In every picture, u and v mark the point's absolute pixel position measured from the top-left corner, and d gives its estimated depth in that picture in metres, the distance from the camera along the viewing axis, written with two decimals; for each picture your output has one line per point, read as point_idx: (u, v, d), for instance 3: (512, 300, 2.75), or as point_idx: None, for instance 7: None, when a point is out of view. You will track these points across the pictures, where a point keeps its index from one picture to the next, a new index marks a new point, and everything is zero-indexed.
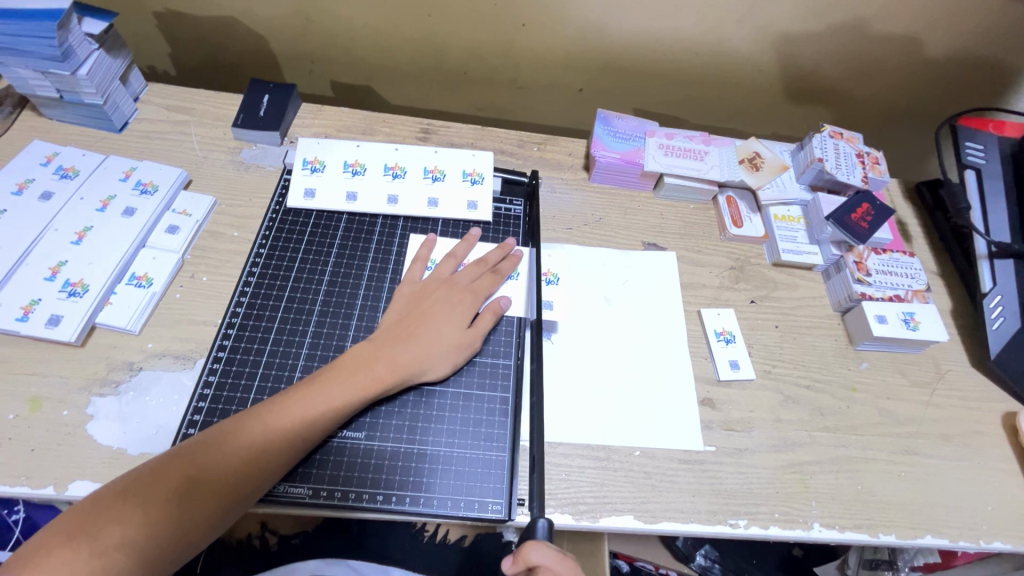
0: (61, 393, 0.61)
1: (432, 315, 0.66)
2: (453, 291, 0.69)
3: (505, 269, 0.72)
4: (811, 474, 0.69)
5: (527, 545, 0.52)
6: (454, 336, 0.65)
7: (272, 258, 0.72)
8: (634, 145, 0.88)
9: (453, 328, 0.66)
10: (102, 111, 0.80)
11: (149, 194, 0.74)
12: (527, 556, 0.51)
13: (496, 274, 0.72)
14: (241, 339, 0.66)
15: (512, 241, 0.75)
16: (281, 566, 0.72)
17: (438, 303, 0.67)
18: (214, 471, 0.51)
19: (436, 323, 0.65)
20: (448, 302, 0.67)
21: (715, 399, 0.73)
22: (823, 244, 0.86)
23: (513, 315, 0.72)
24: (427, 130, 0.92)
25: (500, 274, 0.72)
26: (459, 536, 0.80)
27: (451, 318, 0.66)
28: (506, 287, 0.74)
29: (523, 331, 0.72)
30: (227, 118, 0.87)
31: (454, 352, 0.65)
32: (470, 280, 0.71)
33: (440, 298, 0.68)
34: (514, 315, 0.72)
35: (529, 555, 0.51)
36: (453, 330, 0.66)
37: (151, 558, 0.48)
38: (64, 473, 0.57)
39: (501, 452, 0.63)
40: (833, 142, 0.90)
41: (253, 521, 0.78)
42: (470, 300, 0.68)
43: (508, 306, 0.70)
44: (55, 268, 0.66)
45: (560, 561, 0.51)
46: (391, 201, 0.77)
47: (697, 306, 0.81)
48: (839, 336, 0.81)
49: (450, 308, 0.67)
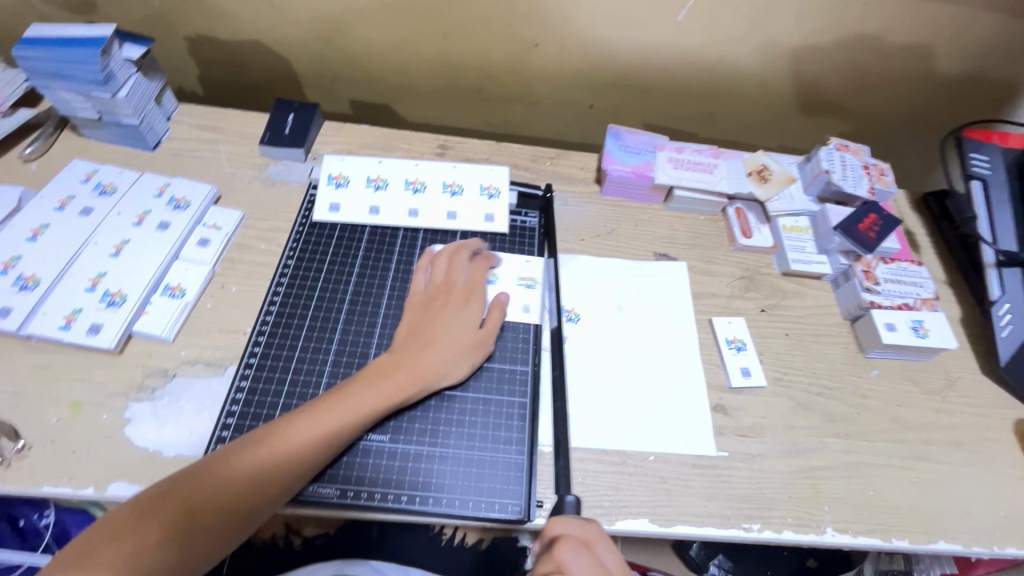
0: (101, 397, 0.65)
1: (442, 318, 0.68)
2: (459, 294, 0.71)
3: (514, 275, 0.75)
4: (823, 480, 0.70)
5: (549, 521, 0.57)
6: (467, 340, 0.67)
7: (300, 268, 0.75)
8: (645, 159, 0.91)
9: (467, 332, 0.68)
10: (138, 131, 0.84)
11: (182, 209, 0.78)
12: (552, 528, 0.56)
13: (492, 269, 0.74)
14: (270, 345, 0.69)
15: (518, 249, 0.78)
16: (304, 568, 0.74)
17: (446, 306, 0.69)
18: (242, 479, 0.53)
19: (446, 326, 0.67)
20: (461, 308, 0.70)
21: (727, 405, 0.75)
22: (832, 254, 0.88)
23: (528, 323, 0.75)
24: (444, 146, 0.95)
25: (498, 269, 0.74)
26: (476, 539, 0.81)
27: (460, 320, 0.68)
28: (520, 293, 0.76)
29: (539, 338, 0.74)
30: (254, 136, 0.92)
31: (467, 355, 0.67)
32: (471, 279, 0.73)
33: (453, 304, 0.70)
34: (529, 323, 0.74)
35: (553, 526, 0.56)
36: (464, 332, 0.68)
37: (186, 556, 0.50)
38: (104, 474, 0.60)
39: (519, 454, 0.65)
40: (840, 154, 0.92)
41: (278, 522, 0.80)
42: (475, 299, 0.71)
43: (509, 301, 0.73)
44: (95, 279, 0.70)
45: (582, 527, 0.56)
46: (411, 213, 0.81)
47: (708, 315, 0.83)
48: (849, 344, 0.83)
49: (457, 309, 0.69)
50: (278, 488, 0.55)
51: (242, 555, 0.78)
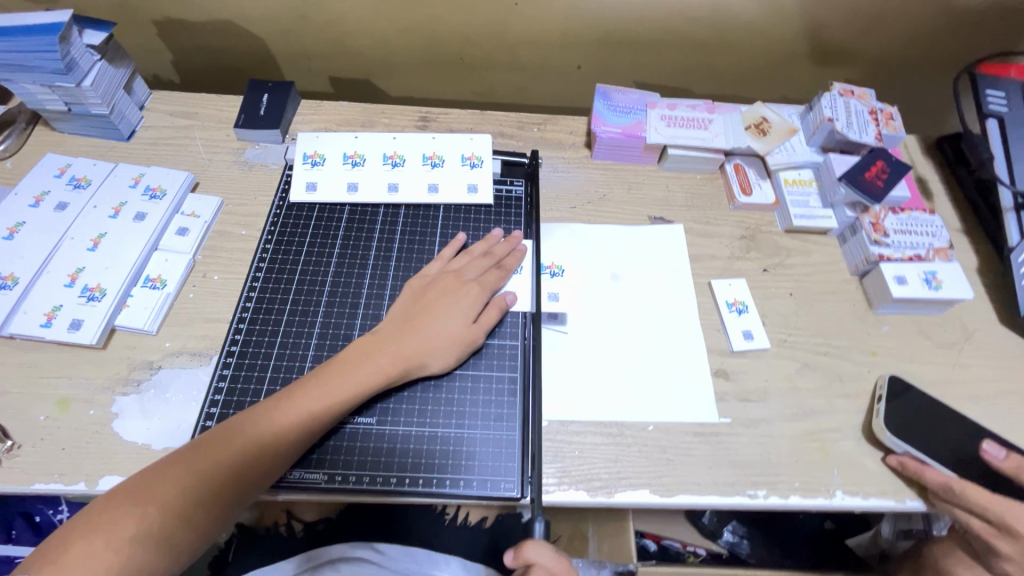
0: (87, 393, 0.64)
1: (438, 306, 0.65)
2: (457, 283, 0.68)
3: (511, 264, 0.71)
4: (832, 442, 0.67)
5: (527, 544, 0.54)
6: (457, 329, 0.64)
7: (279, 252, 0.73)
8: (635, 118, 0.87)
9: (457, 321, 0.65)
10: (109, 121, 0.82)
11: (158, 198, 0.76)
12: (527, 556, 0.53)
13: (503, 268, 0.71)
14: (252, 332, 0.67)
15: (520, 234, 0.74)
16: (308, 551, 0.74)
17: (443, 296, 0.66)
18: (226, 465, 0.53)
19: (440, 316, 0.65)
20: (453, 294, 0.66)
21: (729, 370, 0.72)
22: (838, 207, 0.83)
23: (519, 310, 0.71)
24: (425, 118, 0.92)
25: (507, 269, 0.71)
26: (481, 517, 0.81)
27: (457, 311, 0.65)
28: (513, 282, 0.72)
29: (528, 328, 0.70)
30: (230, 120, 0.89)
31: (456, 346, 0.64)
32: (477, 274, 0.69)
33: (444, 291, 0.67)
34: (520, 311, 0.70)
35: (527, 554, 0.53)
36: (459, 323, 0.65)
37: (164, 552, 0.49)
38: (93, 469, 0.59)
39: (510, 431, 0.63)
40: (844, 100, 0.86)
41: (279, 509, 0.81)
42: (477, 293, 0.67)
43: (513, 301, 0.69)
44: (74, 274, 0.69)
45: (556, 561, 0.54)
46: (391, 188, 0.77)
47: (707, 278, 0.79)
48: (857, 300, 0.79)
49: (458, 300, 0.66)
50: (257, 480, 0.54)
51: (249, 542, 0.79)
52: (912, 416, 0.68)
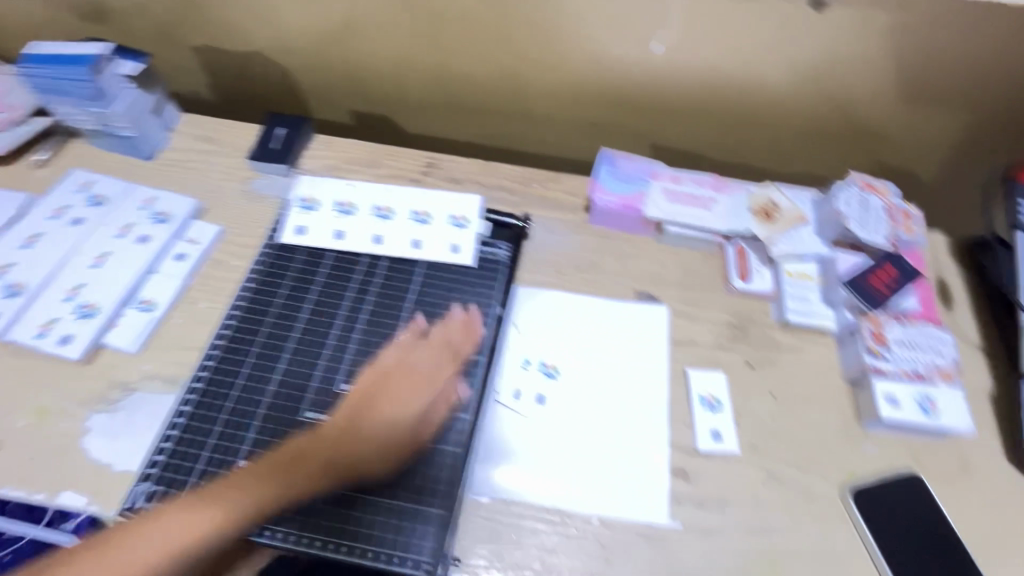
0: (64, 405, 0.68)
1: (382, 405, 0.64)
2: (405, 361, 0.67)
3: (465, 351, 0.70)
4: (787, 566, 0.63)
5: None
6: (402, 430, 0.63)
7: (258, 293, 0.76)
8: (637, 188, 0.86)
9: (402, 421, 0.64)
10: (134, 141, 0.88)
11: (163, 222, 0.81)
12: None
13: (455, 358, 0.69)
14: (217, 371, 0.69)
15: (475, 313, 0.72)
16: None
17: (388, 394, 0.65)
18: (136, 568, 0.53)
19: (385, 415, 0.63)
20: (399, 393, 0.65)
21: (690, 470, 0.69)
22: (838, 308, 0.79)
23: (473, 378, 0.71)
24: (430, 164, 0.94)
25: (459, 356, 0.69)
26: None
27: (403, 411, 0.64)
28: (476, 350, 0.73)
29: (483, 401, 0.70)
30: (245, 149, 0.93)
31: (400, 447, 0.63)
32: (428, 363, 0.68)
33: (392, 388, 0.65)
34: (473, 379, 0.71)
35: None
36: (406, 421, 0.64)
37: None
38: (55, 482, 0.63)
39: (433, 508, 0.62)
40: (860, 194, 0.82)
41: None
42: (427, 388, 0.66)
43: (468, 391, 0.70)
44: (74, 289, 0.74)
45: None
46: (376, 239, 0.79)
47: (685, 366, 0.76)
48: (844, 411, 0.74)
49: (404, 401, 0.65)
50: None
51: None
52: None
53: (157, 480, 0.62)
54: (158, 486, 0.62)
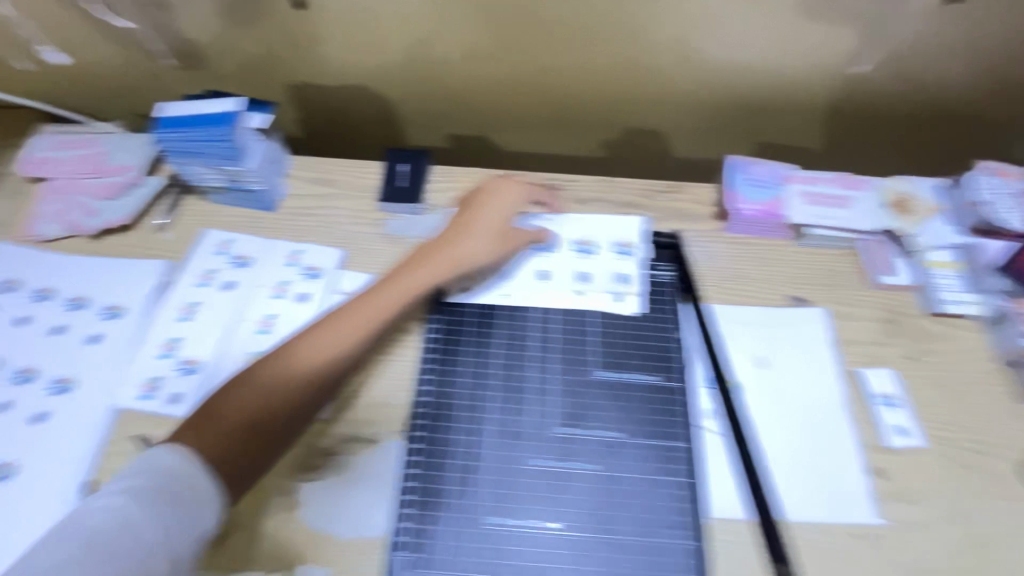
0: (275, 477, 0.68)
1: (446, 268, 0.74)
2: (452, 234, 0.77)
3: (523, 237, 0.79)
4: (992, 548, 0.68)
5: None
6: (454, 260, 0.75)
7: (445, 347, 0.74)
8: (773, 194, 0.87)
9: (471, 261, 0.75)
10: (261, 194, 0.85)
11: (317, 277, 0.80)
12: None
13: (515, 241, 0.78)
14: (431, 428, 0.68)
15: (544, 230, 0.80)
16: None
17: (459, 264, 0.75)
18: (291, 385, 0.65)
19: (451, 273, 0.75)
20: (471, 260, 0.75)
21: (886, 468, 0.72)
22: (988, 293, 0.82)
23: (682, 408, 0.70)
24: (554, 186, 0.94)
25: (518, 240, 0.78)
26: None
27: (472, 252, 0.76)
28: (681, 375, 0.72)
29: (695, 433, 0.69)
30: (369, 189, 0.91)
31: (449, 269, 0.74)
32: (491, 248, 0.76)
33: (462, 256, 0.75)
34: (682, 409, 0.70)
35: None
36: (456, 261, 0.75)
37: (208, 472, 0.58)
38: (292, 559, 0.63)
39: (690, 540, 0.62)
40: (992, 180, 0.85)
41: None
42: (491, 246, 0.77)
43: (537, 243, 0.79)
44: (251, 358, 0.73)
45: None
46: (542, 275, 0.79)
47: (853, 365, 0.79)
48: (1006, 393, 0.78)
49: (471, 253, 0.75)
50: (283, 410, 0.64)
51: None
52: None
53: (411, 548, 0.62)
54: (415, 553, 0.62)
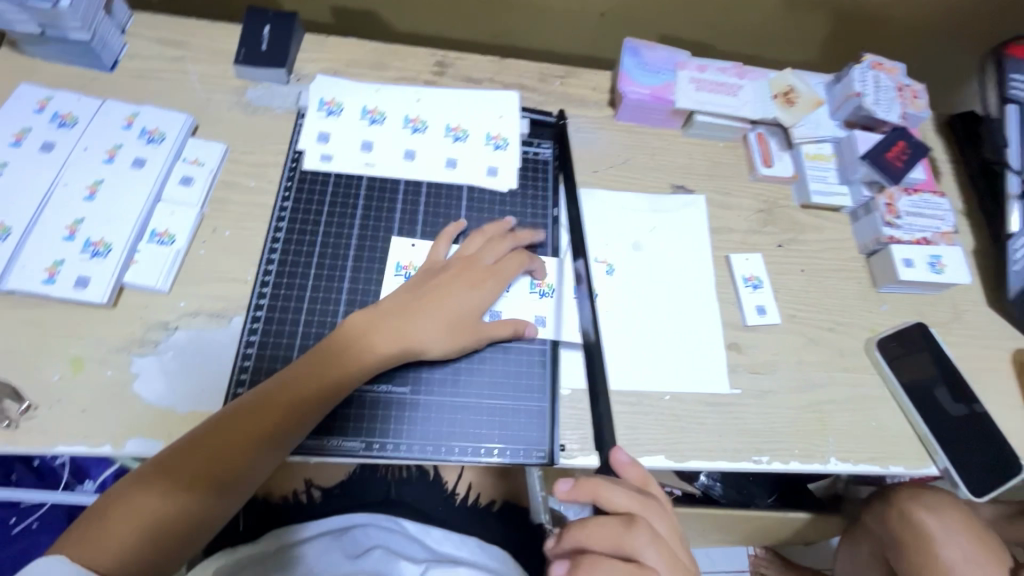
0: (103, 352, 0.62)
1: (445, 296, 0.64)
2: (476, 272, 0.66)
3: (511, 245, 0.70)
4: (829, 413, 0.72)
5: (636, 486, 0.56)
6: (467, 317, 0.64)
7: (296, 221, 0.70)
8: (664, 79, 0.84)
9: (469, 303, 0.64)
10: (90, 48, 0.73)
11: (156, 142, 0.70)
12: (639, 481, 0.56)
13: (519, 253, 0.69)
14: (277, 298, 0.66)
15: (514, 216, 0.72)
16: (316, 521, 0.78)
17: (456, 283, 0.65)
18: (259, 438, 0.55)
19: (453, 298, 0.64)
20: (468, 282, 0.65)
21: (741, 343, 0.75)
22: (854, 184, 0.84)
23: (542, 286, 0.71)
24: (442, 63, 0.86)
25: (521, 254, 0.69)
26: (490, 500, 0.91)
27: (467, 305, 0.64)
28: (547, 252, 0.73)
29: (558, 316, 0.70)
30: (227, 53, 0.80)
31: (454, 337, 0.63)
32: (495, 259, 0.68)
33: (454, 282, 0.65)
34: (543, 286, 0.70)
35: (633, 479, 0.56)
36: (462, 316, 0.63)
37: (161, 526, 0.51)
38: (120, 431, 0.59)
39: (536, 402, 0.65)
40: (874, 74, 0.85)
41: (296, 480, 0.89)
42: (492, 284, 0.66)
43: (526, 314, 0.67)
44: (73, 226, 0.64)
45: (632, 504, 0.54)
46: (408, 155, 0.74)
47: (725, 251, 0.80)
48: (862, 278, 0.82)
49: (465, 295, 0.64)
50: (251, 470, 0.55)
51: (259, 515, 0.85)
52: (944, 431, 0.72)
53: None
54: None
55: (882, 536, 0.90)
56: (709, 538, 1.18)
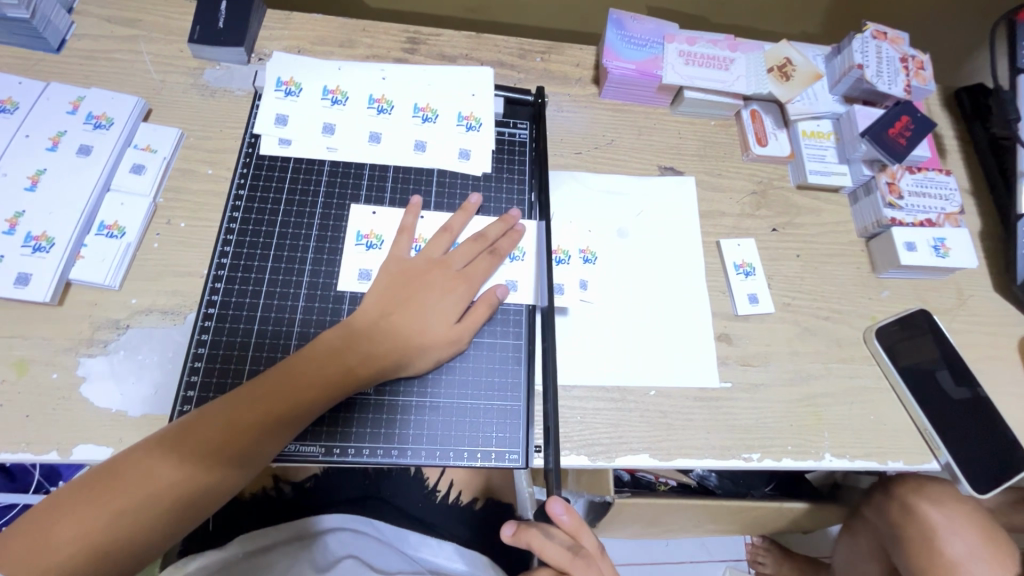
0: (48, 354, 0.58)
1: (419, 301, 0.60)
2: (447, 277, 0.62)
3: (505, 248, 0.65)
4: (825, 407, 0.68)
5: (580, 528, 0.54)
6: (442, 325, 0.60)
7: (251, 211, 0.66)
8: (651, 53, 0.78)
9: (446, 306, 0.61)
10: (32, 27, 0.68)
11: (104, 128, 0.65)
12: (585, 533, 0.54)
13: (495, 253, 0.64)
14: (231, 293, 0.62)
15: (515, 213, 0.67)
16: (293, 524, 0.75)
17: (428, 288, 0.61)
18: (230, 444, 0.51)
19: (425, 308, 0.60)
20: (439, 287, 0.61)
21: (732, 334, 0.71)
22: (854, 163, 0.79)
23: (515, 278, 0.66)
24: (414, 40, 0.81)
25: (500, 255, 0.64)
26: (472, 499, 0.90)
27: (441, 309, 0.60)
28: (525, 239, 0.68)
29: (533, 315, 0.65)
30: (183, 31, 0.75)
31: (437, 348, 0.59)
32: (466, 263, 0.64)
33: (429, 283, 0.61)
34: (515, 278, 0.66)
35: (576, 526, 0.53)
36: (443, 323, 0.60)
37: (120, 526, 0.47)
38: (65, 437, 0.55)
39: (510, 401, 0.61)
40: (876, 44, 0.79)
41: (266, 476, 0.86)
42: (465, 288, 0.62)
43: (505, 295, 0.63)
44: (13, 219, 0.60)
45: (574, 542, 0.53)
46: (372, 138, 0.70)
47: (716, 237, 0.76)
48: (860, 263, 0.78)
49: (440, 297, 0.61)
50: (224, 474, 0.51)
51: (236, 516, 0.83)
52: (944, 424, 0.68)
53: None
54: None
55: (880, 529, 0.88)
56: (703, 529, 1.16)
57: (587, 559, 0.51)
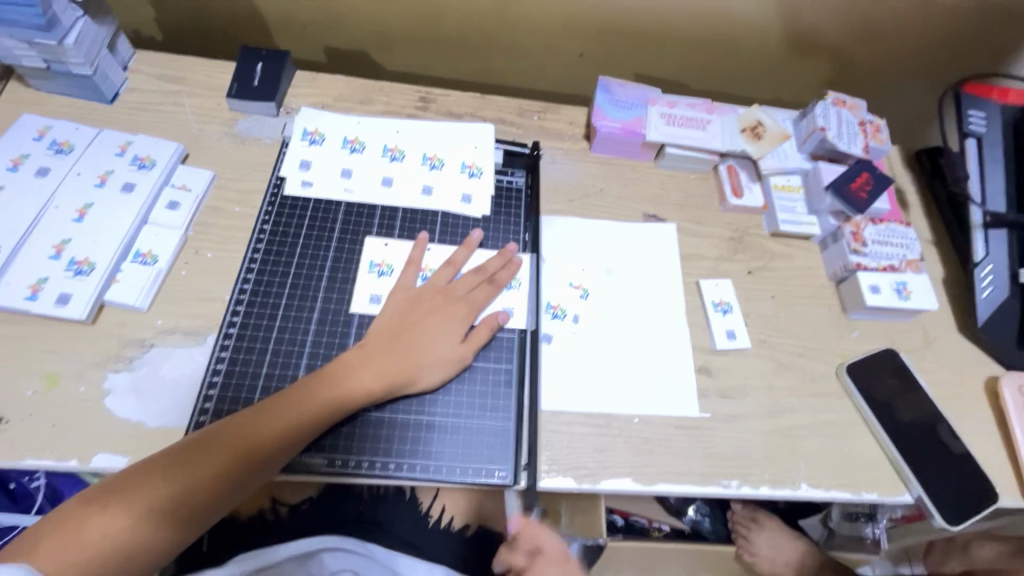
0: (78, 368, 0.63)
1: (424, 323, 0.66)
2: (449, 302, 0.68)
3: (503, 279, 0.72)
4: (800, 438, 0.72)
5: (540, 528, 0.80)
6: (445, 345, 0.66)
7: (272, 244, 0.73)
8: (636, 114, 0.88)
9: (449, 328, 0.67)
10: (92, 82, 0.78)
11: (146, 169, 0.74)
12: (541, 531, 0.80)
13: (493, 284, 0.72)
14: (250, 315, 0.68)
15: (513, 249, 0.74)
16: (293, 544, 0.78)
17: (432, 313, 0.67)
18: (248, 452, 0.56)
19: (430, 329, 0.66)
20: (443, 312, 0.67)
21: (711, 366, 0.75)
22: (821, 215, 0.87)
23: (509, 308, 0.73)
24: (425, 98, 0.91)
25: (498, 285, 0.71)
26: (463, 525, 0.91)
27: (444, 331, 0.66)
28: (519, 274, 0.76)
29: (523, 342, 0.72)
30: (221, 87, 0.85)
31: (440, 365, 0.65)
32: (467, 290, 0.70)
33: (433, 308, 0.67)
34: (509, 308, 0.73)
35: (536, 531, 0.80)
36: (446, 343, 0.66)
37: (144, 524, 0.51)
38: (86, 445, 0.59)
39: (501, 421, 0.66)
40: (836, 110, 0.89)
41: (264, 499, 0.88)
42: (466, 312, 0.68)
43: (505, 320, 0.70)
44: (60, 245, 0.67)
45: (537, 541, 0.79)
46: (385, 182, 0.78)
47: (696, 278, 0.82)
48: (831, 305, 0.83)
49: (444, 320, 0.67)
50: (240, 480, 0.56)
51: (233, 539, 0.85)
52: (914, 457, 0.71)
53: None
54: None
55: None
56: None
57: (544, 558, 0.78)
